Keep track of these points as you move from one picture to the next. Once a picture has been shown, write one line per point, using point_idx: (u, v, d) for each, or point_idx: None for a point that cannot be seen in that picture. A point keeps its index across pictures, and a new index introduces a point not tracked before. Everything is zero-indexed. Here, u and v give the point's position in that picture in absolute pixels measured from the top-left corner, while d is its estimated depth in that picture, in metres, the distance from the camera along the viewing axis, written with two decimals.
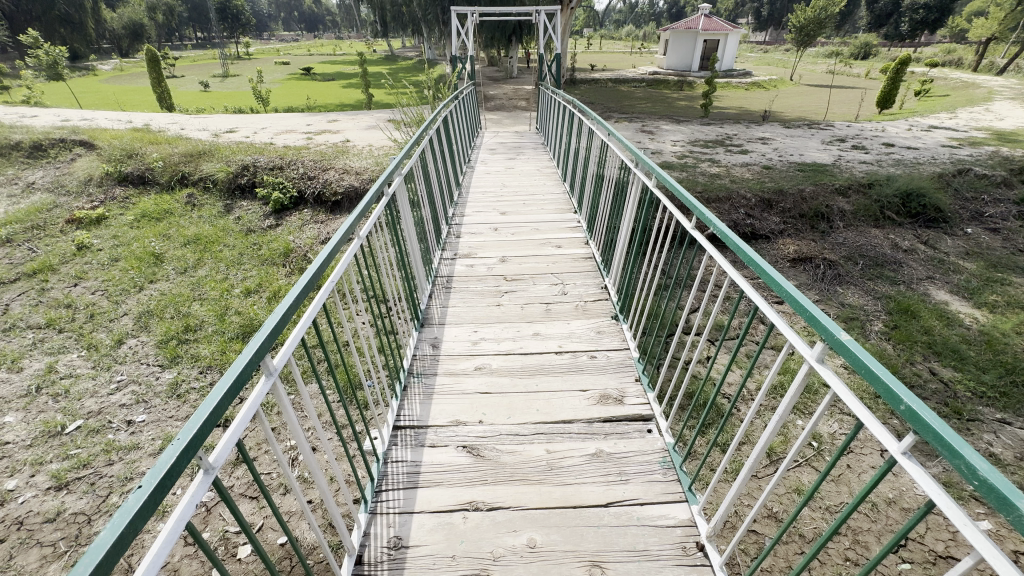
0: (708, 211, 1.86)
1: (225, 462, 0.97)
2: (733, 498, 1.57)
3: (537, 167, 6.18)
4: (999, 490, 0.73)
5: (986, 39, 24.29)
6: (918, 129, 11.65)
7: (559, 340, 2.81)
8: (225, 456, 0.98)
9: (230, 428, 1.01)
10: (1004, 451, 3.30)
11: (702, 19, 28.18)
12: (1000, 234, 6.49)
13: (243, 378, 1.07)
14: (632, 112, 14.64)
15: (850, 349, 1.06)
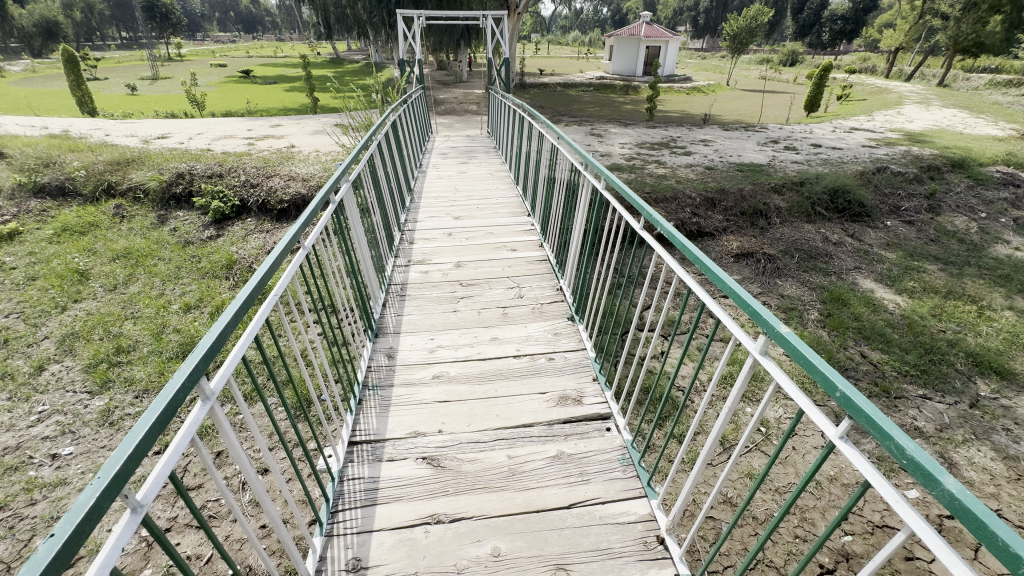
0: (656, 211, 1.90)
1: (156, 498, 0.89)
2: (689, 488, 1.62)
3: (489, 172, 6.19)
4: (922, 466, 0.79)
5: (895, 48, 26.71)
6: (841, 131, 12.60)
7: (517, 343, 2.81)
8: (155, 491, 0.90)
9: (161, 461, 0.93)
10: (926, 424, 3.62)
11: (644, 26, 29.21)
12: (915, 225, 7.12)
13: (173, 405, 0.98)
14: (581, 116, 14.99)
15: (789, 341, 1.12)
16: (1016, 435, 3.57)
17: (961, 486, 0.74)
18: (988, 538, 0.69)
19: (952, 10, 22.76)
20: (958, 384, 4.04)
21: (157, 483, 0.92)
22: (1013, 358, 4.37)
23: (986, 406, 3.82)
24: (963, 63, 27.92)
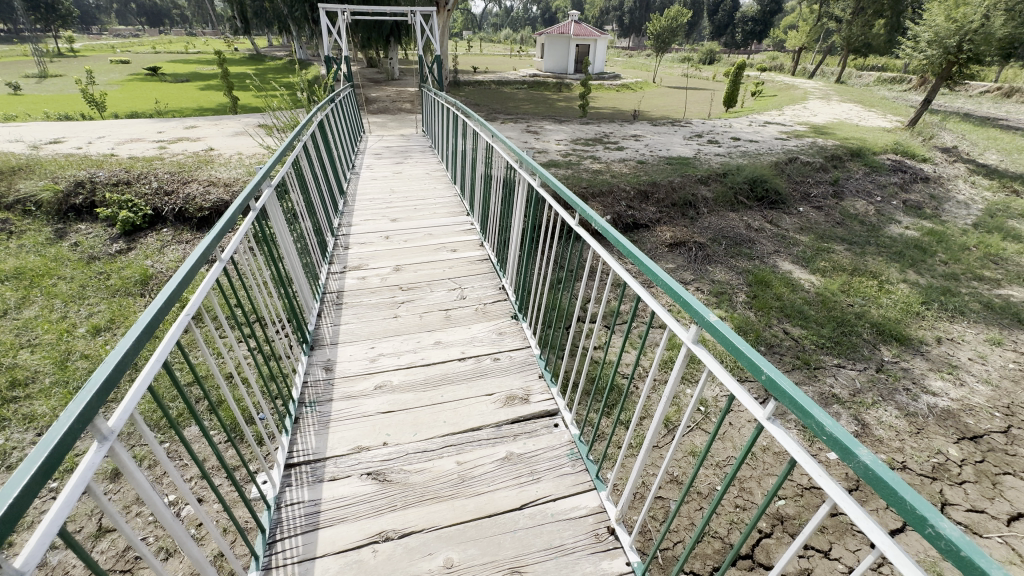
0: (589, 208, 1.93)
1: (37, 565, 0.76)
2: (637, 474, 1.67)
3: (426, 171, 6.08)
4: (837, 439, 0.86)
5: (799, 48, 29.13)
6: (756, 125, 13.57)
7: (461, 346, 2.78)
8: (38, 556, 0.77)
9: (46, 520, 0.80)
10: (842, 390, 3.98)
11: (573, 25, 29.82)
12: (823, 210, 7.80)
13: (58, 453, 0.85)
14: (517, 113, 15.11)
15: (718, 329, 1.17)
16: (914, 393, 4.02)
17: (874, 457, 0.80)
18: (898, 503, 0.76)
19: (843, 14, 25.16)
20: (866, 351, 4.48)
21: (41, 544, 0.80)
22: (909, 325, 4.91)
23: (889, 370, 4.26)
24: (856, 62, 30.96)
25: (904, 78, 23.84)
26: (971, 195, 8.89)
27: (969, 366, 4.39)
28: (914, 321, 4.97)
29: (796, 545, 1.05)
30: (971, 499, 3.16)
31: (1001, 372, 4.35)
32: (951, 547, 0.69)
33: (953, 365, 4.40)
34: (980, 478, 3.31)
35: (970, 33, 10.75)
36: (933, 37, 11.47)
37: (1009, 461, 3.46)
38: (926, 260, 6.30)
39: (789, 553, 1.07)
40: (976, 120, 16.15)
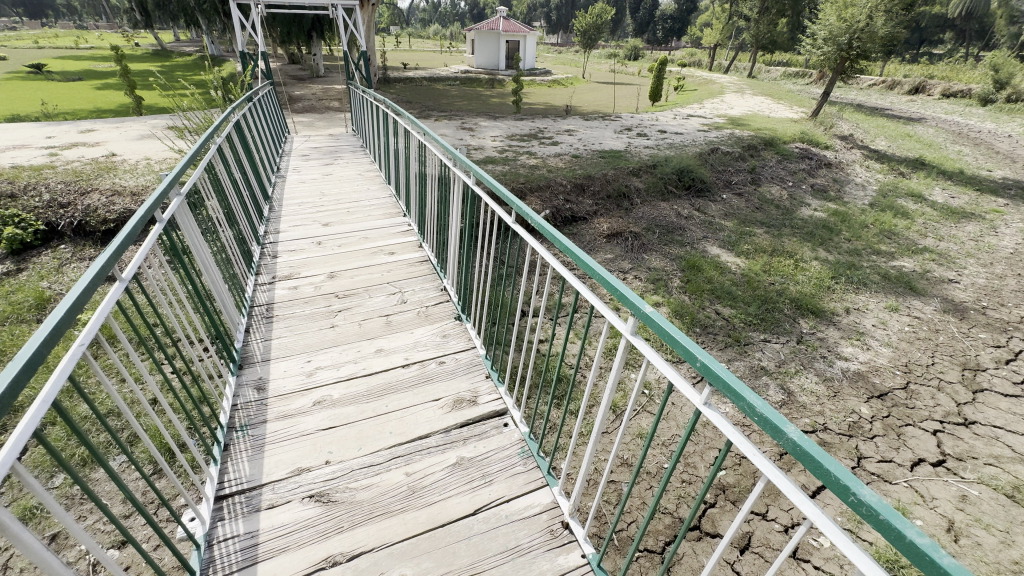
0: (525, 205, 1.92)
1: None
2: (587, 466, 1.70)
3: (359, 172, 5.85)
4: (767, 419, 0.90)
5: (714, 45, 31.01)
6: (680, 118, 14.31)
7: (404, 352, 2.70)
8: None
9: None
10: (769, 362, 4.30)
11: (502, 20, 29.85)
12: (744, 196, 8.36)
13: None
14: (450, 111, 14.92)
15: (654, 320, 1.20)
16: (830, 360, 4.42)
17: (801, 433, 0.85)
18: (824, 476, 0.81)
19: (751, 13, 27.04)
20: (788, 325, 4.87)
21: None
22: (823, 298, 5.39)
23: (808, 341, 4.65)
24: (764, 57, 33.47)
25: (805, 73, 26.07)
26: (867, 178, 9.88)
27: (873, 331, 4.88)
28: (827, 295, 5.45)
29: (736, 521, 1.10)
30: (882, 450, 3.52)
31: (899, 334, 4.88)
32: (871, 510, 0.74)
33: (860, 331, 4.87)
34: (887, 431, 3.69)
35: (859, 32, 11.97)
36: (828, 36, 12.61)
37: (909, 413, 3.89)
38: (833, 238, 6.93)
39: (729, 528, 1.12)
40: (867, 110, 17.97)
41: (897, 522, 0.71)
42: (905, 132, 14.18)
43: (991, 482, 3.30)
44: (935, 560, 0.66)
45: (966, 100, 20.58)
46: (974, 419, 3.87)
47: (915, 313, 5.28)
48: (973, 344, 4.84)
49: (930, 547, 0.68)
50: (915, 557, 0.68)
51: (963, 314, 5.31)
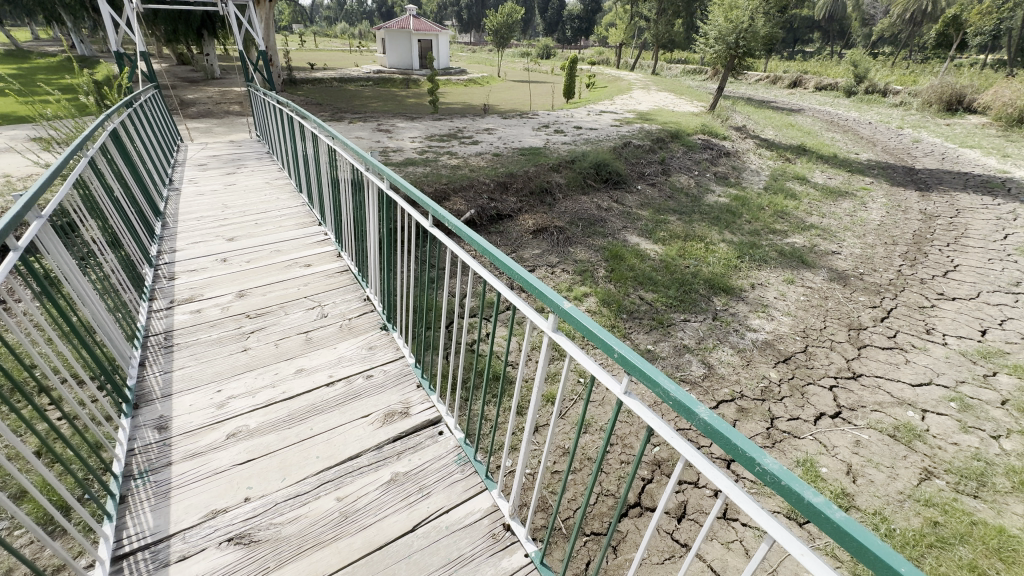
0: (442, 208, 1.88)
1: None
2: (523, 466, 1.70)
3: (266, 180, 5.47)
4: (680, 402, 0.95)
5: (619, 44, 32.64)
6: (593, 114, 14.90)
7: (327, 369, 2.56)
8: None
9: None
10: (690, 341, 4.61)
11: (412, 19, 29.24)
12: (656, 186, 8.86)
13: None
14: (365, 112, 14.40)
15: (573, 316, 1.23)
16: (741, 332, 4.83)
17: (710, 412, 0.91)
18: (733, 450, 0.87)
19: (650, 14, 28.79)
20: (703, 304, 5.24)
21: None
22: (732, 277, 5.86)
23: (722, 317, 5.04)
24: (666, 55, 35.75)
25: (701, 70, 28.22)
26: (760, 165, 10.88)
27: (775, 303, 5.39)
28: (735, 273, 5.94)
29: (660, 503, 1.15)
30: (790, 410, 3.90)
31: (797, 304, 5.43)
32: (773, 476, 0.82)
33: (765, 304, 5.36)
34: (792, 391, 4.10)
35: (743, 31, 13.14)
36: (717, 35, 13.67)
37: (809, 373, 4.35)
38: (736, 221, 7.56)
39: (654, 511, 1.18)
40: (755, 103, 19.81)
41: (795, 485, 0.79)
42: (788, 122, 15.80)
43: (877, 425, 3.77)
44: (828, 516, 0.74)
45: (834, 92, 23.37)
46: (860, 372, 4.41)
47: (807, 283, 5.90)
48: (855, 306, 5.50)
49: (824, 504, 0.76)
50: (811, 515, 0.76)
51: (845, 281, 6.03)
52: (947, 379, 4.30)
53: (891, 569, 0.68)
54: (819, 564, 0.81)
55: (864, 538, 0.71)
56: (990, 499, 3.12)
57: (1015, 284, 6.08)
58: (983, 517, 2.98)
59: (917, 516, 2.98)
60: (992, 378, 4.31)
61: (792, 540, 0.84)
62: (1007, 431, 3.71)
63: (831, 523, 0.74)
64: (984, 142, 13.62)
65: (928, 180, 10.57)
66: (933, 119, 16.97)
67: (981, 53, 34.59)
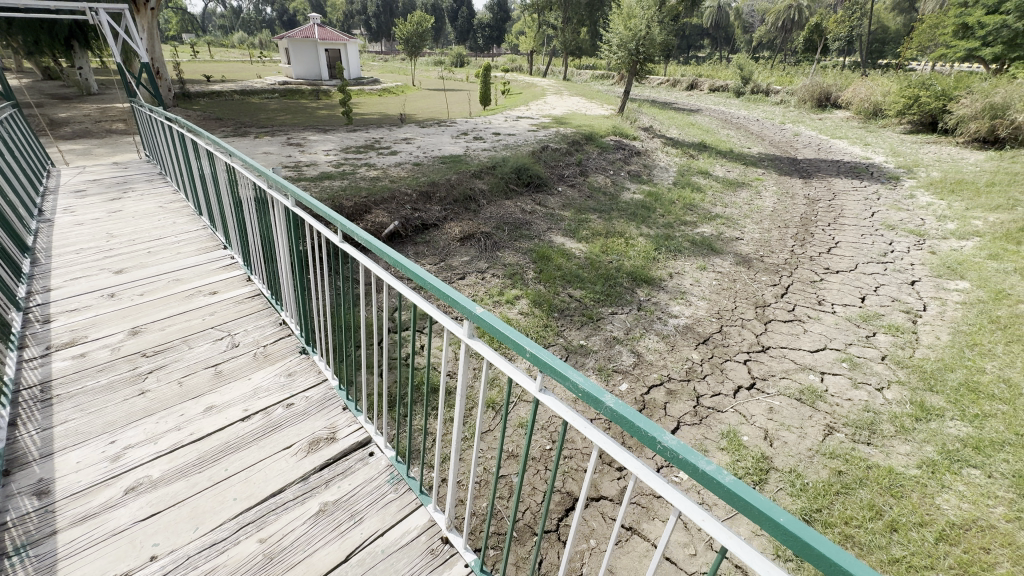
0: (350, 222, 1.83)
1: None
2: (454, 477, 1.69)
3: (160, 203, 4.99)
4: (588, 393, 1.03)
5: (530, 51, 33.55)
6: (510, 120, 15.20)
7: (242, 403, 2.38)
8: None
9: None
10: (619, 332, 4.83)
11: (316, 27, 28.11)
12: (576, 187, 9.19)
13: None
14: (272, 125, 13.60)
15: (486, 321, 1.27)
16: (664, 319, 5.14)
17: (616, 400, 1.00)
18: (638, 432, 0.96)
19: (557, 22, 29.96)
20: (628, 296, 5.51)
21: None
22: (653, 268, 6.22)
23: (646, 307, 5.33)
24: (574, 62, 37.31)
25: (609, 76, 29.76)
26: (668, 162, 11.67)
27: (692, 290, 5.78)
28: (654, 264, 6.31)
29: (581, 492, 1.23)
30: (712, 386, 4.21)
31: (710, 288, 5.87)
32: (673, 451, 0.91)
33: (682, 291, 5.74)
34: (713, 369, 4.43)
35: (642, 39, 14.06)
36: (619, 42, 14.47)
37: (726, 351, 4.72)
38: (651, 216, 8.03)
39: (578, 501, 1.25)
40: (659, 105, 21.23)
41: (692, 457, 0.89)
42: (689, 121, 17.08)
43: (785, 391, 4.17)
44: (718, 481, 0.84)
45: (725, 92, 25.64)
46: (768, 344, 4.85)
47: (718, 269, 6.41)
48: (759, 286, 6.05)
49: (715, 471, 0.86)
50: (707, 482, 0.86)
51: (749, 263, 6.62)
52: (838, 343, 4.86)
53: (771, 520, 0.78)
54: (716, 526, 0.92)
55: (749, 496, 0.82)
56: (880, 444, 3.56)
57: (883, 254, 7.00)
58: (876, 460, 3.39)
59: (824, 468, 3.33)
60: (874, 338, 4.93)
61: (695, 508, 0.95)
62: (888, 382, 4.25)
63: (722, 488, 0.84)
64: (849, 133, 15.60)
65: (809, 169, 11.90)
66: (808, 115, 19.14)
67: (839, 56, 39.65)
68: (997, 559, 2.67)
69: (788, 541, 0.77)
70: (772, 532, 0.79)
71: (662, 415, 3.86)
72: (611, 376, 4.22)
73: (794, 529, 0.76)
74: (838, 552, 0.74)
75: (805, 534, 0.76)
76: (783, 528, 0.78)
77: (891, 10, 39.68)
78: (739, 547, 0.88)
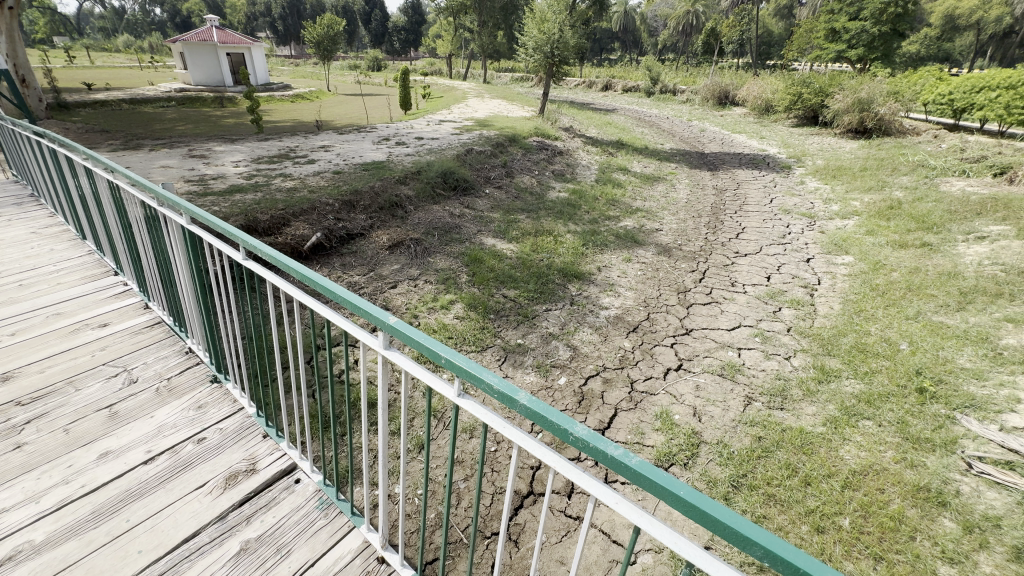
0: (252, 239, 1.74)
1: None
2: (384, 493, 1.65)
3: (35, 229, 4.39)
4: (504, 393, 1.09)
5: (448, 55, 33.47)
6: (433, 124, 15.04)
7: (144, 444, 2.16)
8: None
9: None
10: (555, 327, 4.95)
11: (214, 30, 26.12)
12: (503, 188, 9.28)
13: None
14: (170, 137, 12.45)
15: (400, 331, 1.28)
16: (596, 311, 5.33)
17: (529, 398, 1.06)
18: (553, 427, 1.03)
19: (473, 25, 30.11)
20: (560, 292, 5.65)
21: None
22: (582, 263, 6.42)
23: (578, 301, 5.49)
24: (493, 65, 37.76)
25: (528, 78, 30.40)
26: (589, 160, 12.12)
27: (620, 281, 6.04)
28: (583, 259, 6.52)
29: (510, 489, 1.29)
30: (644, 371, 4.43)
31: (636, 279, 6.16)
32: (584, 441, 0.98)
33: (611, 283, 5.98)
34: (643, 355, 4.66)
35: (556, 42, 14.48)
36: (535, 45, 14.80)
37: (655, 336, 4.98)
38: (577, 213, 8.29)
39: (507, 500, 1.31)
40: (577, 106, 21.99)
41: (601, 443, 0.96)
42: (606, 120, 17.83)
43: (709, 369, 4.48)
44: (626, 463, 0.93)
45: (637, 93, 27.11)
46: (691, 327, 5.19)
47: (642, 259, 6.75)
48: (680, 273, 6.45)
49: (623, 455, 0.94)
50: (616, 466, 0.94)
51: (669, 252, 7.04)
52: (750, 319, 5.30)
53: (673, 494, 0.87)
54: (629, 507, 1.01)
55: (653, 475, 0.91)
56: (791, 407, 3.93)
57: (783, 236, 7.74)
58: (789, 423, 3.74)
59: (747, 436, 3.62)
60: (780, 312, 5.43)
61: (609, 492, 1.03)
62: (794, 351, 4.70)
63: (629, 469, 0.92)
64: (747, 128, 17.08)
65: (715, 162, 12.88)
66: (711, 112, 20.74)
67: (733, 58, 43.31)
68: (890, 497, 3.05)
69: (684, 509, 0.86)
70: (673, 504, 0.88)
71: (600, 403, 4.00)
72: (549, 371, 4.30)
73: (691, 499, 0.85)
74: (726, 513, 0.84)
75: (701, 502, 0.85)
76: (683, 499, 0.87)
77: (774, 16, 43.97)
78: (647, 522, 0.97)
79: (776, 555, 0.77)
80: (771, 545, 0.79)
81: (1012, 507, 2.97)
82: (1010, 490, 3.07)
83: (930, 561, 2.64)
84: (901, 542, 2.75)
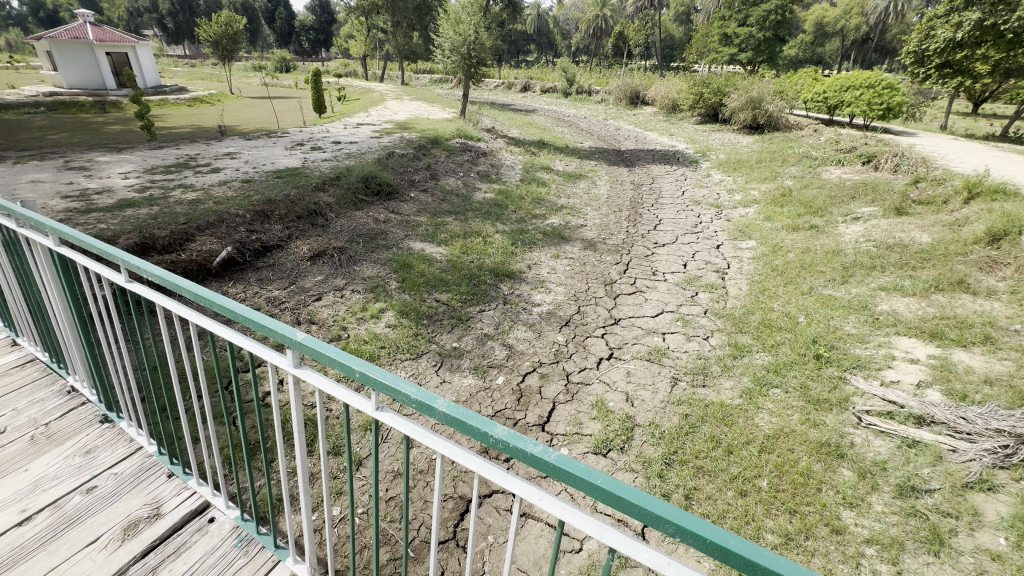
0: (135, 258, 1.56)
1: None
2: (307, 520, 1.55)
3: None
4: (421, 402, 1.07)
5: (363, 56, 32.38)
6: (350, 127, 14.48)
7: (18, 502, 1.88)
8: None
9: None
10: (489, 327, 4.96)
11: (89, 27, 23.18)
12: (427, 191, 9.12)
13: None
14: (41, 147, 10.91)
15: (309, 347, 1.22)
16: (530, 309, 5.40)
17: (447, 404, 1.06)
18: (475, 431, 1.03)
19: (386, 26, 29.34)
20: (493, 292, 5.66)
21: None
22: (512, 262, 6.48)
23: (511, 300, 5.54)
24: (411, 67, 37.10)
25: (447, 80, 30.17)
26: (513, 160, 12.27)
27: (550, 277, 6.18)
28: (513, 259, 6.58)
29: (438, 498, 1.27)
30: (578, 363, 4.57)
31: (565, 274, 6.33)
32: (504, 442, 0.99)
33: (542, 280, 6.10)
34: (577, 347, 4.80)
35: (472, 44, 14.46)
36: (451, 46, 14.68)
37: (586, 329, 5.14)
38: (504, 213, 8.35)
39: (438, 509, 1.29)
40: (498, 106, 22.19)
41: (520, 443, 0.98)
42: (527, 121, 18.14)
43: (638, 355, 4.70)
44: (545, 459, 0.95)
45: (555, 93, 27.87)
46: (619, 317, 5.42)
47: (570, 255, 6.94)
48: (606, 266, 6.72)
49: (542, 451, 0.96)
50: (536, 463, 0.96)
51: (595, 247, 7.30)
52: (672, 305, 5.63)
53: (590, 483, 0.91)
54: (553, 502, 1.02)
55: (571, 466, 0.93)
56: (713, 384, 4.23)
57: (696, 225, 8.31)
58: (711, 398, 4.03)
59: (675, 414, 3.85)
60: (697, 297, 5.83)
61: (534, 489, 1.05)
62: (711, 331, 5.07)
63: (548, 464, 0.94)
64: (657, 126, 18.17)
65: (631, 158, 13.57)
66: (624, 111, 21.84)
67: (642, 61, 45.96)
68: (799, 456, 3.37)
69: (603, 498, 0.90)
70: (591, 492, 0.91)
71: (538, 398, 4.06)
72: (486, 372, 4.30)
73: (608, 486, 0.89)
74: (641, 496, 0.89)
75: (617, 488, 0.89)
76: (601, 488, 0.91)
77: (675, 22, 47.23)
78: (570, 514, 1.00)
79: (686, 529, 0.83)
80: (681, 521, 0.84)
81: (893, 451, 3.40)
82: (892, 436, 3.51)
83: (834, 508, 2.97)
84: (810, 494, 3.05)
